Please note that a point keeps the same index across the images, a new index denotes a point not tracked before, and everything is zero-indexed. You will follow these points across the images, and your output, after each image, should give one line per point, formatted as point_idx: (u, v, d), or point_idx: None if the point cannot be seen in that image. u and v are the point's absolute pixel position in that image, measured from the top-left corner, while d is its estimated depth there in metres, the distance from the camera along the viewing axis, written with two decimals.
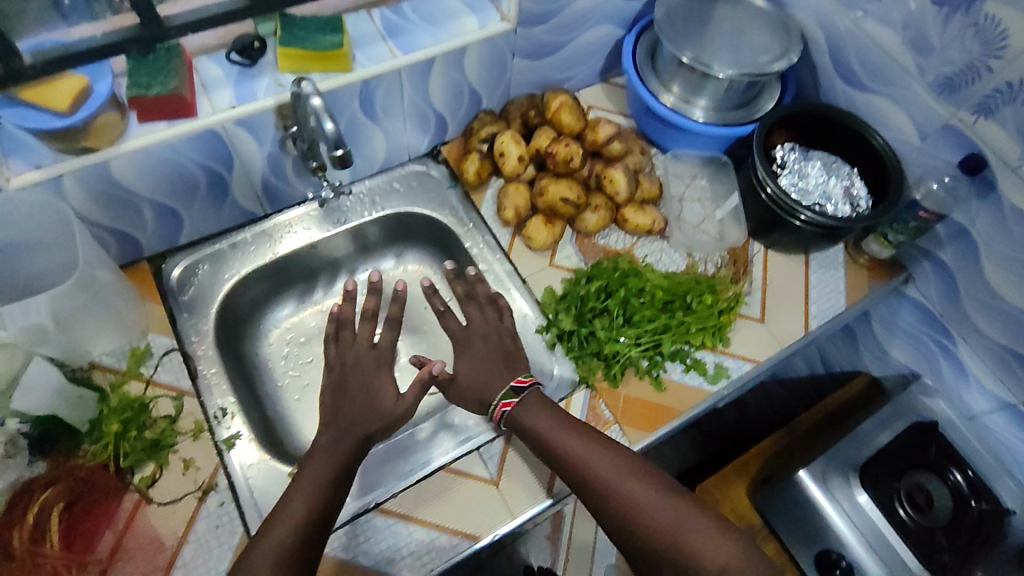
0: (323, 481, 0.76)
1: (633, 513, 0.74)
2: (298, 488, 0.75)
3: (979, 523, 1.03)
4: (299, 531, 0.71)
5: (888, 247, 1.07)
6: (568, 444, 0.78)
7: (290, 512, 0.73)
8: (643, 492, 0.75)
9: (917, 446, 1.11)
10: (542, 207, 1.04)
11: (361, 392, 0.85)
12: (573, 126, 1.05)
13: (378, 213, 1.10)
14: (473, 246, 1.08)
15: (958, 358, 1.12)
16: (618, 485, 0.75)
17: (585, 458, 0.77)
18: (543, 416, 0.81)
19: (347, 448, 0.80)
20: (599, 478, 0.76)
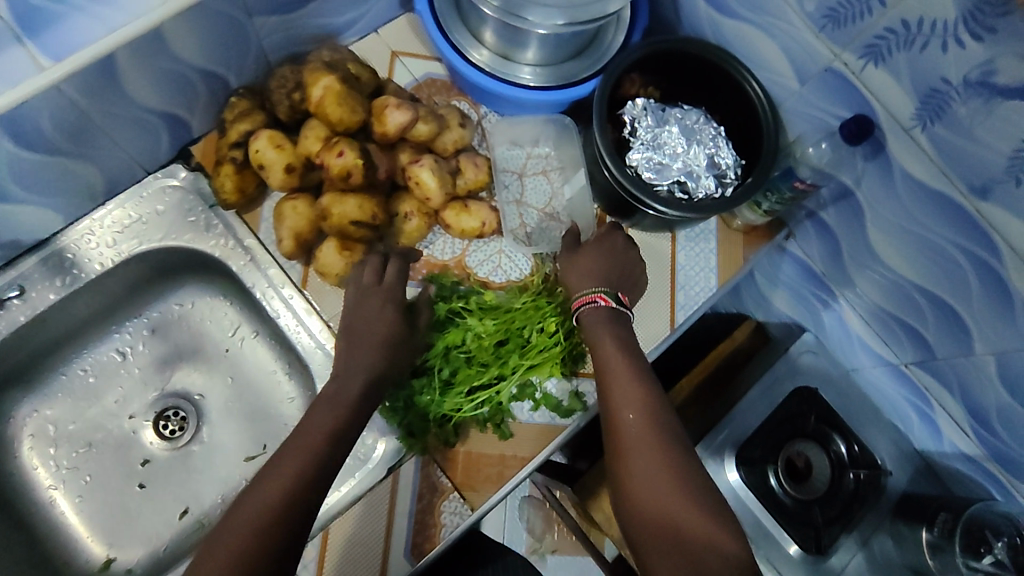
0: (317, 456, 0.62)
1: (643, 473, 0.64)
2: (280, 461, 0.61)
3: (853, 494, 0.99)
4: (266, 529, 0.56)
5: (762, 216, 0.89)
6: (614, 369, 0.71)
7: (268, 489, 0.59)
8: (658, 462, 0.64)
9: (798, 415, 1.01)
10: (330, 230, 0.80)
11: (375, 330, 0.73)
12: (347, 120, 0.78)
13: (121, 258, 0.84)
14: (254, 286, 0.84)
15: (840, 313, 1.01)
16: (642, 436, 0.66)
17: (619, 393, 0.69)
18: (608, 339, 0.73)
19: (335, 410, 0.66)
20: (626, 424, 0.67)
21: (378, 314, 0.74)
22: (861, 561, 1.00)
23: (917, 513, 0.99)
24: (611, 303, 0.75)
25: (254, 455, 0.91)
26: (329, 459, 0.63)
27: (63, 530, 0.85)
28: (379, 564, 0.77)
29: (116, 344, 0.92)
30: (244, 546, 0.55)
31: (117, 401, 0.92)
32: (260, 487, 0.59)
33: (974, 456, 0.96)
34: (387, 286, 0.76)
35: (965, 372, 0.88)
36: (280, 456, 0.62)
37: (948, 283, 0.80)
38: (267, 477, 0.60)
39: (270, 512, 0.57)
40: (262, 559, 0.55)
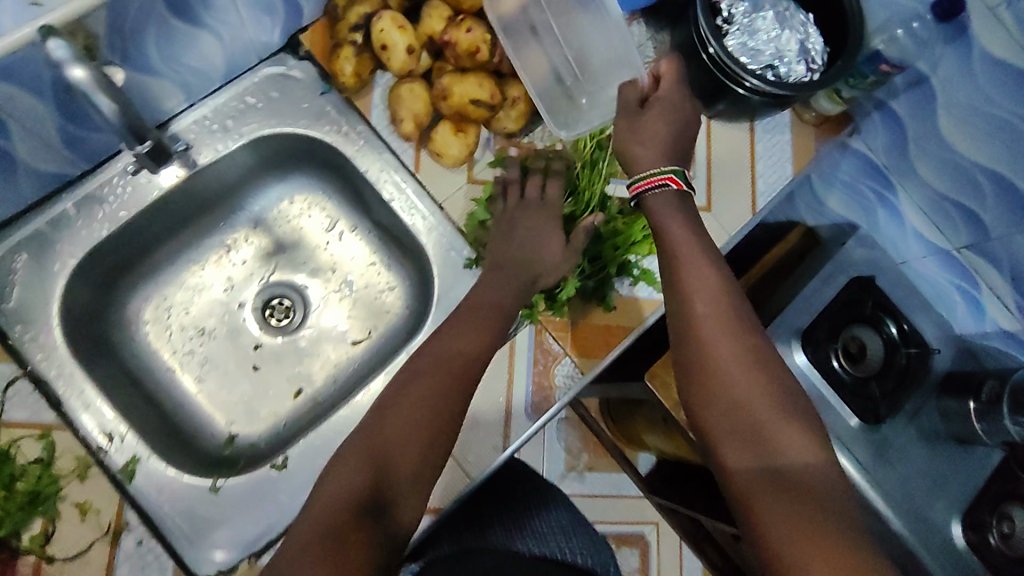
0: (382, 441, 0.65)
1: (723, 373, 0.63)
2: (356, 445, 0.66)
3: (906, 368, 1.08)
4: (341, 502, 0.61)
5: (840, 104, 0.97)
6: (687, 261, 0.68)
7: (343, 469, 0.64)
8: (735, 358, 0.64)
9: (856, 301, 1.09)
10: (448, 112, 0.83)
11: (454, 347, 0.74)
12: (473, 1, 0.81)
13: (238, 143, 0.86)
14: (369, 169, 0.87)
15: (896, 207, 1.12)
16: (721, 330, 0.65)
17: (697, 284, 0.67)
18: (676, 223, 0.70)
19: (435, 358, 0.73)
20: (697, 314, 0.66)
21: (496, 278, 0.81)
22: (911, 434, 1.08)
23: (963, 386, 1.08)
24: (679, 185, 0.72)
25: (360, 340, 0.96)
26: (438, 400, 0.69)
27: (189, 406, 0.89)
28: (504, 422, 0.84)
29: (221, 236, 0.96)
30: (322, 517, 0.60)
31: (225, 291, 0.95)
32: (379, 417, 0.68)
33: (1014, 330, 1.09)
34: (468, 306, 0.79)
35: (1017, 252, 0.95)
36: (394, 396, 0.70)
37: (1015, 162, 0.87)
38: (338, 464, 0.65)
39: (334, 501, 0.61)
40: (335, 525, 0.59)
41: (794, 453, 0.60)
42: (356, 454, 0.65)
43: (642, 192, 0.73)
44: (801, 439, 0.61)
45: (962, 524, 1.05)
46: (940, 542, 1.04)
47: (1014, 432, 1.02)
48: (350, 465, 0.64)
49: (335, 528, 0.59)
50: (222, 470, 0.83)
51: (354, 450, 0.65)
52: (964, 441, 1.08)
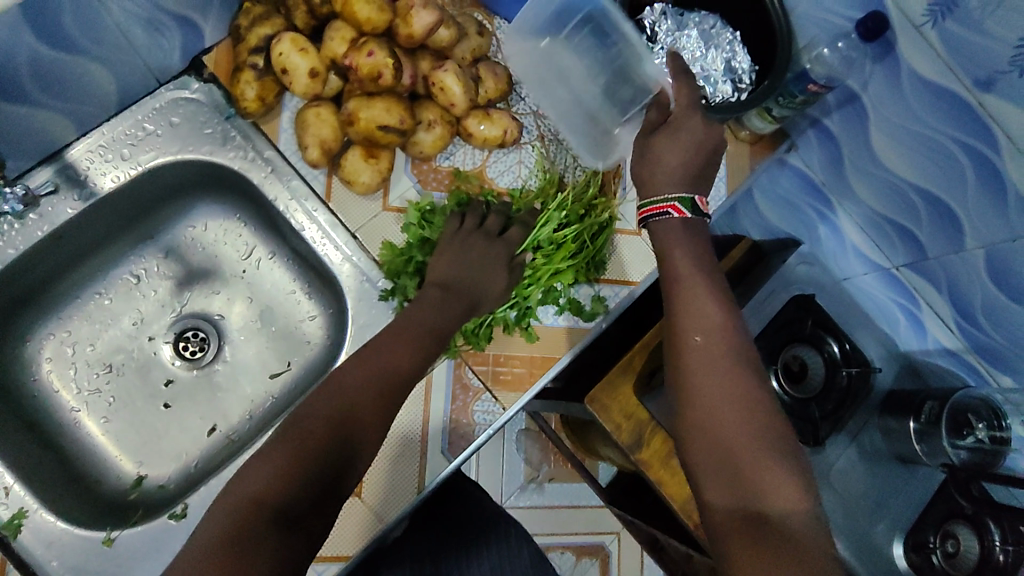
0: (294, 451, 0.62)
1: (713, 407, 0.62)
2: (271, 451, 0.62)
3: (847, 389, 1.06)
4: (240, 514, 0.57)
5: (772, 123, 0.95)
6: (690, 290, 0.68)
7: (252, 479, 0.60)
8: (725, 392, 0.63)
9: (796, 320, 1.07)
10: (357, 137, 0.79)
11: (394, 367, 0.71)
12: (375, 21, 0.76)
13: (136, 172, 0.81)
14: (278, 199, 0.84)
15: (835, 224, 1.09)
16: (714, 369, 0.64)
17: (698, 319, 0.66)
18: (683, 251, 0.69)
19: (370, 372, 0.70)
20: (690, 345, 0.66)
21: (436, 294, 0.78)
22: (851, 452, 1.07)
23: (903, 407, 1.07)
24: (685, 214, 0.70)
25: (279, 372, 0.92)
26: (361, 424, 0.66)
27: (92, 448, 0.85)
28: (420, 464, 0.80)
29: (130, 266, 0.91)
30: (219, 531, 0.56)
31: (134, 324, 0.91)
32: (305, 421, 0.64)
33: (957, 349, 1.05)
34: (408, 323, 0.75)
35: (954, 273, 0.95)
36: (323, 403, 0.66)
37: (946, 184, 0.86)
38: (250, 469, 0.61)
39: (233, 512, 0.58)
40: (232, 541, 0.55)
41: (778, 499, 0.58)
42: (272, 457, 0.61)
43: (648, 216, 0.72)
44: (789, 486, 0.59)
45: (904, 546, 1.03)
46: (880, 563, 1.04)
47: (952, 456, 1.02)
48: (263, 468, 0.61)
49: (234, 544, 0.55)
50: (121, 520, 0.79)
51: (273, 454, 0.62)
52: (907, 460, 1.08)
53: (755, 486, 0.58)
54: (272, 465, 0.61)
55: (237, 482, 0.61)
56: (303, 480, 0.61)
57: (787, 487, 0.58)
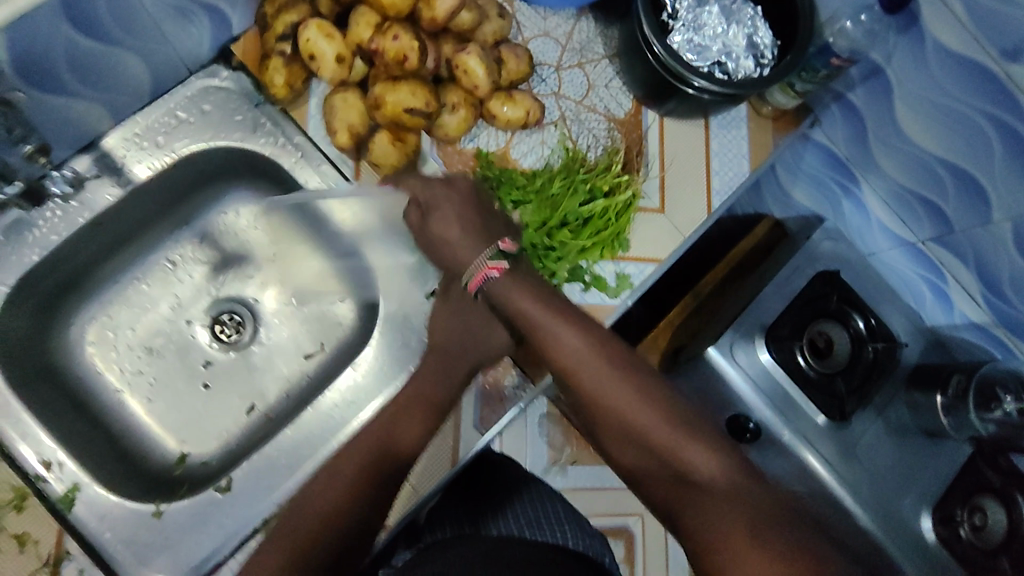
0: (292, 545, 0.58)
1: (624, 418, 0.63)
2: (269, 551, 0.59)
3: (873, 364, 1.06)
4: None
5: (795, 98, 0.95)
6: (541, 329, 0.66)
7: None
8: (630, 403, 0.63)
9: (821, 296, 1.07)
10: (382, 121, 0.81)
11: (399, 440, 0.67)
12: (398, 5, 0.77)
13: (171, 159, 0.84)
14: (308, 183, 0.86)
15: (860, 199, 1.08)
16: (606, 378, 0.64)
17: (557, 346, 0.65)
18: (524, 295, 0.67)
19: (373, 442, 0.66)
20: (574, 369, 0.65)
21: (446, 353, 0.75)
22: (878, 427, 1.07)
23: (930, 380, 1.07)
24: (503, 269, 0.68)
25: (312, 353, 0.94)
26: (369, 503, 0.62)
27: (136, 428, 0.88)
28: (454, 440, 0.83)
29: (166, 252, 0.94)
30: None
31: (172, 308, 0.94)
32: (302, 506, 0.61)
33: (984, 323, 1.03)
34: (410, 396, 0.73)
35: (982, 245, 0.94)
36: (325, 482, 0.62)
37: (972, 155, 0.85)
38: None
39: None
40: None
41: (698, 472, 0.60)
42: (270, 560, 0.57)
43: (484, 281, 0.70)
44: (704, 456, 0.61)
45: (931, 519, 1.05)
46: (909, 537, 1.05)
47: (980, 428, 1.02)
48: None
49: None
50: (166, 494, 0.82)
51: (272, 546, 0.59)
52: (934, 435, 1.08)
53: (679, 463, 0.61)
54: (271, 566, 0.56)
55: None
56: (309, 572, 0.56)
57: (711, 462, 0.60)
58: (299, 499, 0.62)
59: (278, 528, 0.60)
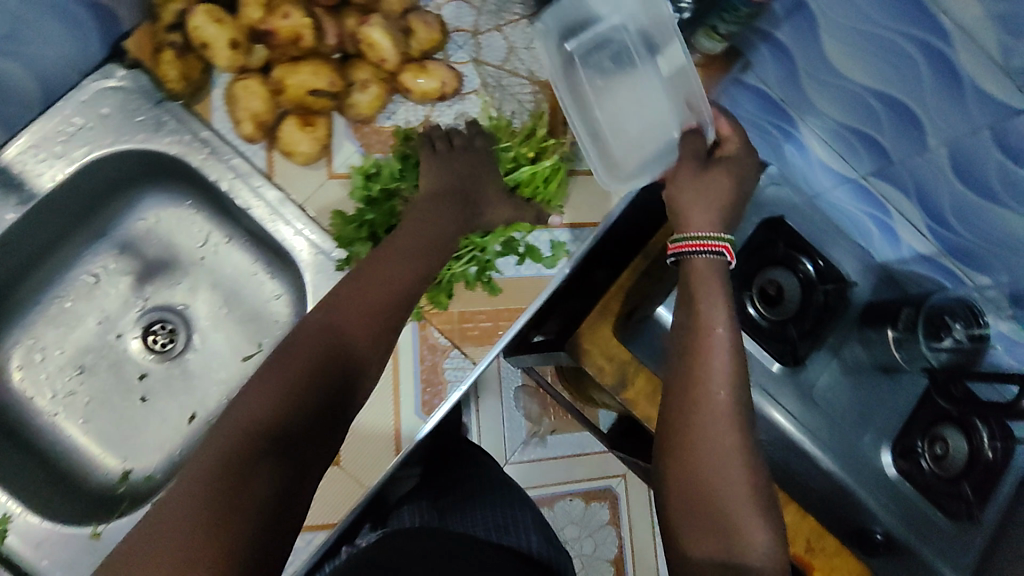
0: (297, 368, 0.59)
1: (710, 464, 0.66)
2: (266, 377, 0.59)
3: (824, 305, 1.06)
4: (236, 448, 0.53)
5: (720, 41, 0.91)
6: (704, 351, 0.70)
7: (248, 408, 0.56)
8: (724, 447, 0.66)
9: (766, 243, 1.07)
10: (290, 106, 0.78)
11: (391, 285, 0.68)
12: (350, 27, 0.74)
13: (72, 169, 0.80)
14: (220, 180, 0.82)
15: (799, 139, 1.05)
16: (715, 423, 0.67)
17: (713, 365, 0.70)
18: (716, 301, 0.72)
19: (347, 309, 0.65)
20: (703, 398, 0.68)
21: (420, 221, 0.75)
22: (835, 368, 1.07)
23: (881, 317, 1.07)
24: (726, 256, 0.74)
25: (251, 354, 0.92)
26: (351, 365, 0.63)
27: (74, 450, 0.86)
28: (393, 429, 0.80)
29: (87, 266, 0.90)
30: (231, 440, 0.54)
31: (100, 323, 0.90)
32: (293, 352, 0.61)
33: (930, 254, 1.04)
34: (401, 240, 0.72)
35: (921, 175, 0.93)
36: (316, 335, 0.63)
37: (902, 83, 0.83)
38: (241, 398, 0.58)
39: (223, 451, 0.53)
40: (243, 456, 0.53)
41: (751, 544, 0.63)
42: (265, 396, 0.57)
43: (689, 252, 0.75)
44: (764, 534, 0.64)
45: (892, 454, 1.07)
46: (870, 472, 1.07)
47: (932, 359, 1.02)
48: (253, 406, 0.57)
49: (242, 443, 0.54)
50: (103, 516, 0.81)
51: (266, 380, 0.58)
52: (890, 370, 1.08)
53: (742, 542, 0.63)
54: (266, 404, 0.57)
55: (226, 419, 0.56)
56: (306, 405, 0.58)
57: (768, 546, 0.63)
58: (289, 345, 0.62)
59: (272, 364, 0.61)
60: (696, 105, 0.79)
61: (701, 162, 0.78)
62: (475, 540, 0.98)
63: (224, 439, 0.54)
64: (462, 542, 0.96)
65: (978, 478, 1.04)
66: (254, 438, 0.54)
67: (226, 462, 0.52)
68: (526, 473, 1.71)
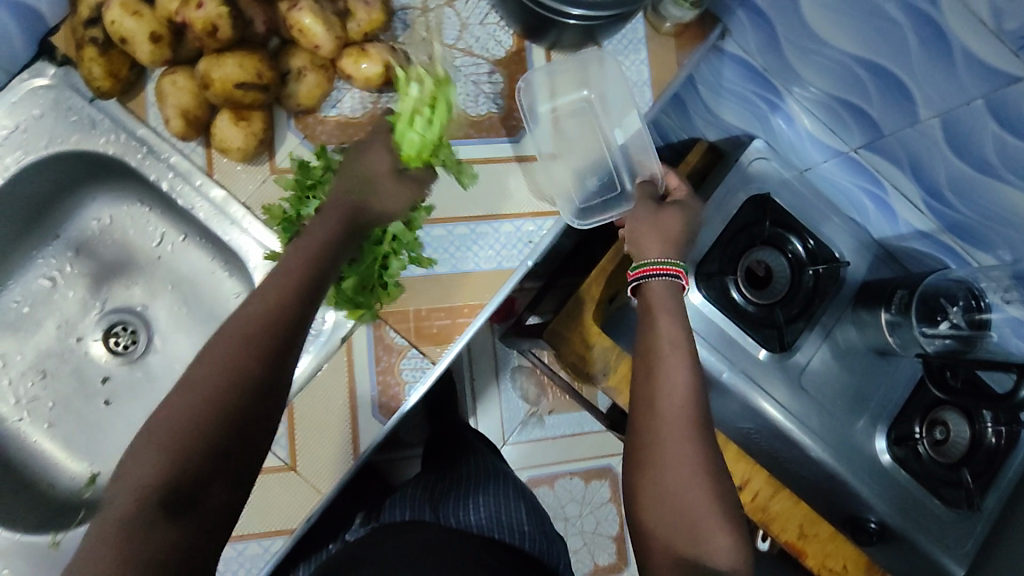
0: (187, 422, 0.56)
1: (668, 466, 0.69)
2: (159, 423, 0.57)
3: (815, 288, 0.99)
4: (128, 509, 0.53)
5: (689, 8, 0.83)
6: (660, 362, 0.74)
7: (139, 463, 0.55)
8: (682, 449, 0.69)
9: (753, 222, 1.00)
10: (220, 100, 0.74)
11: (286, 313, 0.60)
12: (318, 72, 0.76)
13: (6, 173, 0.77)
14: (160, 179, 0.79)
15: (787, 112, 0.97)
16: (674, 428, 0.70)
17: (664, 378, 0.73)
18: (669, 318, 0.76)
19: (238, 335, 0.58)
20: (657, 404, 0.72)
21: (321, 222, 0.63)
22: (825, 352, 1.02)
23: (876, 297, 1.00)
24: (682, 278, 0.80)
25: None
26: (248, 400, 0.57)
27: (39, 454, 0.86)
28: (350, 430, 0.77)
29: (41, 269, 0.89)
30: (123, 501, 0.54)
31: (60, 326, 0.90)
32: (180, 399, 0.57)
33: (930, 230, 0.98)
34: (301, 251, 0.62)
35: (912, 147, 0.86)
36: (198, 379, 0.57)
37: (888, 49, 0.76)
38: (137, 448, 0.56)
39: (118, 511, 0.53)
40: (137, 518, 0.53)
41: (715, 543, 0.66)
42: (152, 458, 0.55)
43: (647, 276, 0.79)
44: (727, 531, 0.67)
45: (887, 440, 1.01)
46: (864, 461, 1.02)
47: (926, 346, 0.95)
48: (143, 461, 0.55)
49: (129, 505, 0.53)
50: (65, 523, 0.80)
51: (153, 438, 0.56)
52: (885, 353, 1.02)
53: (704, 545, 0.66)
54: (155, 465, 0.55)
55: (124, 467, 0.56)
56: (197, 460, 0.55)
57: (731, 543, 0.66)
58: (180, 386, 0.58)
59: (164, 408, 0.57)
60: (649, 164, 0.89)
61: (654, 201, 0.85)
62: (457, 532, 0.97)
63: (120, 496, 0.54)
64: (441, 538, 0.93)
65: (980, 464, 0.99)
66: (139, 502, 0.53)
67: (119, 527, 0.53)
68: (524, 454, 1.68)
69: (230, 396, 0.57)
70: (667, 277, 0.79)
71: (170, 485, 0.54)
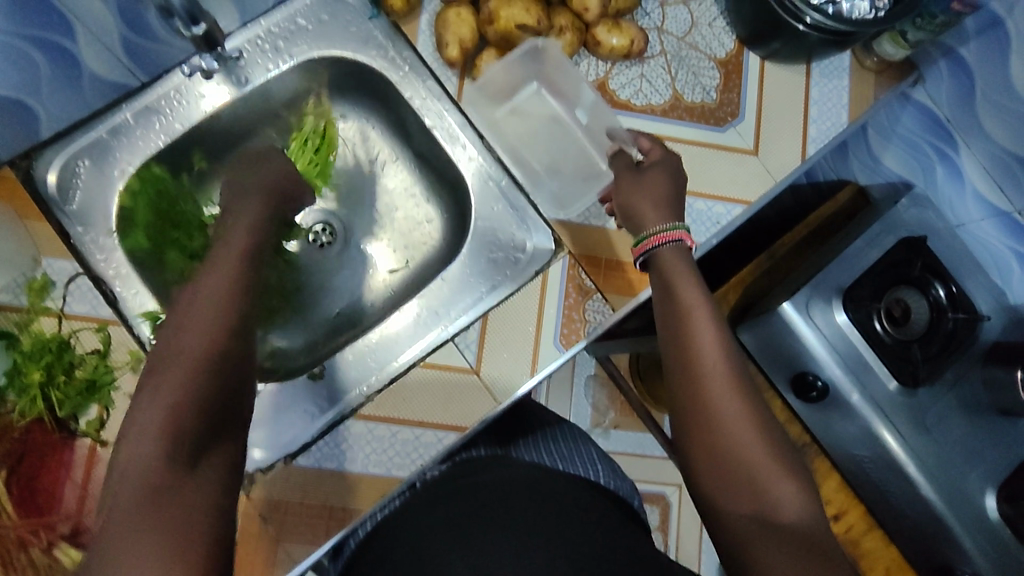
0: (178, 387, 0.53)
1: (723, 431, 0.62)
2: (143, 398, 0.53)
3: (952, 333, 1.04)
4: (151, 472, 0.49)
5: (904, 48, 0.94)
6: (692, 323, 0.67)
7: (138, 433, 0.51)
8: (737, 412, 0.63)
9: (904, 262, 1.05)
10: (494, 37, 0.86)
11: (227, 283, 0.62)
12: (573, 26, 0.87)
13: (285, 62, 0.86)
14: (414, 97, 0.87)
15: (956, 164, 1.07)
16: (722, 392, 0.63)
17: (698, 344, 0.66)
18: (690, 285, 0.68)
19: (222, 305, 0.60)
20: (701, 368, 0.65)
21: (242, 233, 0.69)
22: (950, 399, 1.05)
23: (1010, 357, 1.05)
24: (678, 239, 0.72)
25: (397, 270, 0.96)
26: (225, 370, 0.56)
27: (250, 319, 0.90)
28: (533, 350, 0.84)
29: None
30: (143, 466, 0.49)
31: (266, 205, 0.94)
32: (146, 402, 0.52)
33: None
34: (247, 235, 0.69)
35: None
36: (172, 354, 0.56)
37: None
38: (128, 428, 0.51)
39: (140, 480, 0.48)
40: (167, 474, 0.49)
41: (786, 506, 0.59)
42: (137, 451, 0.50)
43: (655, 246, 0.72)
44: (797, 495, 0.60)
45: (996, 497, 1.04)
46: (972, 511, 1.03)
47: None
48: (139, 431, 0.50)
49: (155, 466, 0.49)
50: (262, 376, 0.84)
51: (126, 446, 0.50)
52: (1008, 412, 1.05)
53: (772, 499, 0.59)
54: (143, 456, 0.49)
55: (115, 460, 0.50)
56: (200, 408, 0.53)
57: (802, 506, 0.59)
58: (153, 367, 0.55)
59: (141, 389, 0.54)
60: (618, 133, 0.87)
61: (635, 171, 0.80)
62: (556, 476, 0.78)
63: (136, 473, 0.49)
64: (536, 475, 0.76)
65: None
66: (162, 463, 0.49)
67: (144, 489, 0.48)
68: None
69: (213, 365, 0.56)
70: (674, 244, 0.72)
71: (167, 467, 0.49)
